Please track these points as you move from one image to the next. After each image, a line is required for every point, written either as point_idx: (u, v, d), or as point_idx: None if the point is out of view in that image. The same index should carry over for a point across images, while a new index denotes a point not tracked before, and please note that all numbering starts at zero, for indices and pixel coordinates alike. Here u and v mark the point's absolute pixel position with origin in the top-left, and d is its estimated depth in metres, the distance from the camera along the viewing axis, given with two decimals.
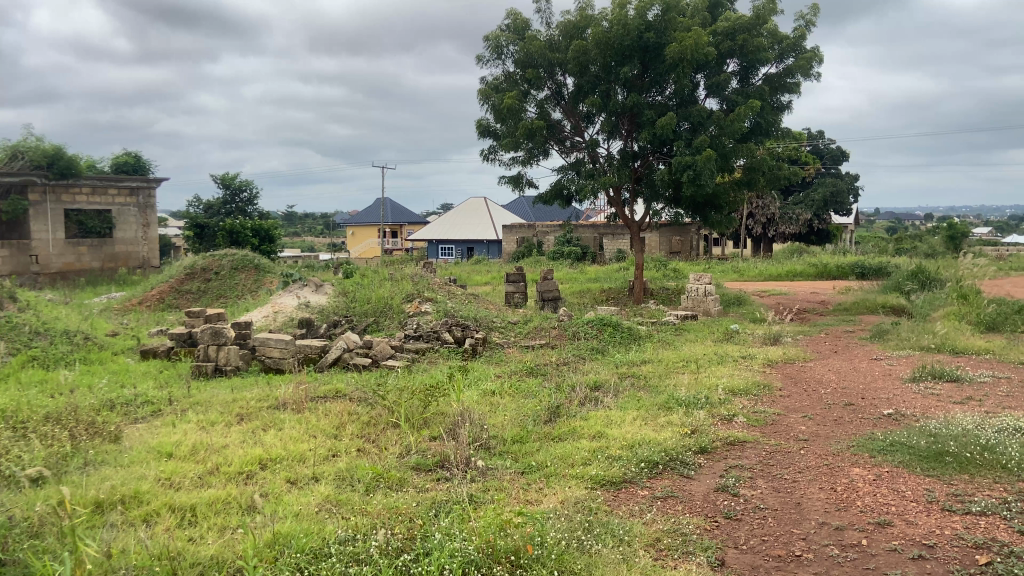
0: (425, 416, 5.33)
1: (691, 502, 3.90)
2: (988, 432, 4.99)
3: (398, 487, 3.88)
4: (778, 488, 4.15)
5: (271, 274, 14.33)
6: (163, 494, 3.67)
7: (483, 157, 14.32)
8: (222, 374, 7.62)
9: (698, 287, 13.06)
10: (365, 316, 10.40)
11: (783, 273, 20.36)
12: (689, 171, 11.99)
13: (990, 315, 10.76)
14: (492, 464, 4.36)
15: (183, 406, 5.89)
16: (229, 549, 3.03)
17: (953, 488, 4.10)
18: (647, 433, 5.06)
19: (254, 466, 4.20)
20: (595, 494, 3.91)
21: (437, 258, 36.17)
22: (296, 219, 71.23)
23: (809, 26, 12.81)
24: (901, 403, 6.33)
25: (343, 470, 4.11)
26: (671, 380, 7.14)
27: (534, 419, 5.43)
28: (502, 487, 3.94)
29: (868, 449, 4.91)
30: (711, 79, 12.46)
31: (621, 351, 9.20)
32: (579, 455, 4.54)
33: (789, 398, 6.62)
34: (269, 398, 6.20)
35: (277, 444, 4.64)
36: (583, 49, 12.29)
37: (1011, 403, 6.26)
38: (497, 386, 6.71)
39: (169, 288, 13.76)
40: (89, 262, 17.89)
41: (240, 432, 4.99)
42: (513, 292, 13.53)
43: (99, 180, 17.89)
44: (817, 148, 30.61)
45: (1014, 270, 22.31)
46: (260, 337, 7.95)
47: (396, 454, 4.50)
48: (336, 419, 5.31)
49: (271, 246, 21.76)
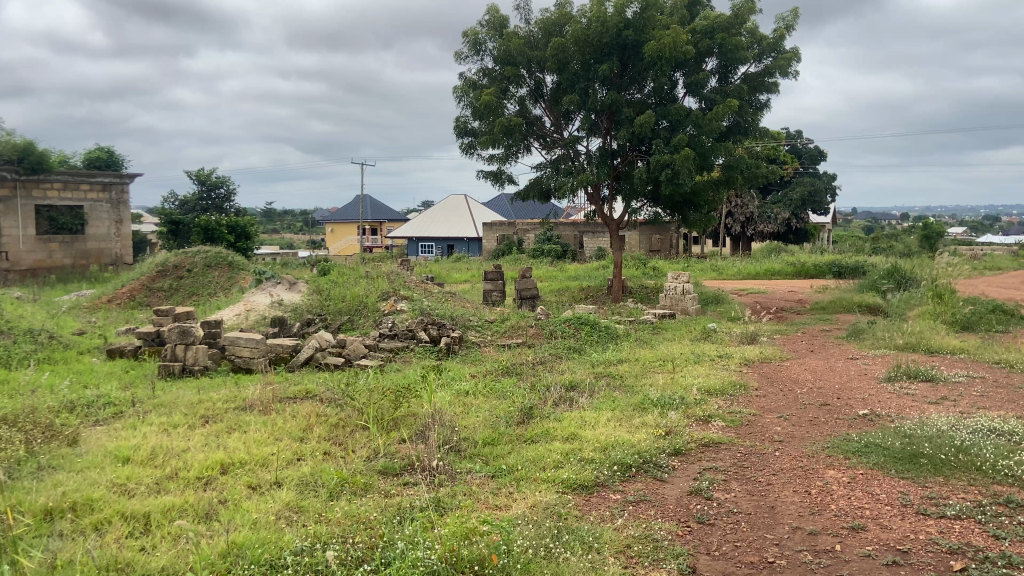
0: (396, 417, 5.22)
1: (663, 506, 3.81)
2: (963, 433, 4.96)
3: (363, 493, 3.76)
4: (751, 491, 4.08)
5: (245, 272, 14.13)
6: (117, 501, 3.53)
7: (462, 153, 14.20)
8: (190, 374, 7.46)
9: (676, 285, 13.03)
10: (340, 314, 10.29)
11: (762, 272, 20.44)
12: (667, 170, 11.95)
13: (965, 315, 10.81)
14: (461, 467, 4.26)
15: (147, 408, 5.73)
16: (181, 559, 2.90)
17: (928, 491, 4.05)
18: (621, 434, 4.99)
19: (215, 471, 4.06)
20: (566, 498, 3.81)
21: (416, 256, 35.97)
22: (275, 216, 70.78)
23: (788, 27, 12.82)
24: (876, 404, 6.31)
25: (307, 475, 3.98)
26: (647, 379, 7.08)
27: (506, 420, 5.33)
28: (471, 492, 3.84)
29: (843, 450, 4.86)
30: (689, 78, 12.42)
31: (598, 350, 9.14)
32: (551, 458, 4.45)
33: (764, 398, 6.57)
34: (236, 399, 6.05)
35: (240, 447, 4.50)
36: (561, 46, 12.20)
37: (985, 404, 6.26)
38: (471, 386, 6.60)
39: (140, 286, 13.51)
40: (60, 259, 17.57)
41: (204, 435, 4.85)
42: (491, 290, 13.41)
43: (71, 175, 17.57)
44: (796, 147, 30.75)
45: (989, 270, 22.51)
46: (230, 336, 7.79)
47: (363, 457, 4.38)
48: (303, 421, 5.17)
49: (247, 244, 21.49)
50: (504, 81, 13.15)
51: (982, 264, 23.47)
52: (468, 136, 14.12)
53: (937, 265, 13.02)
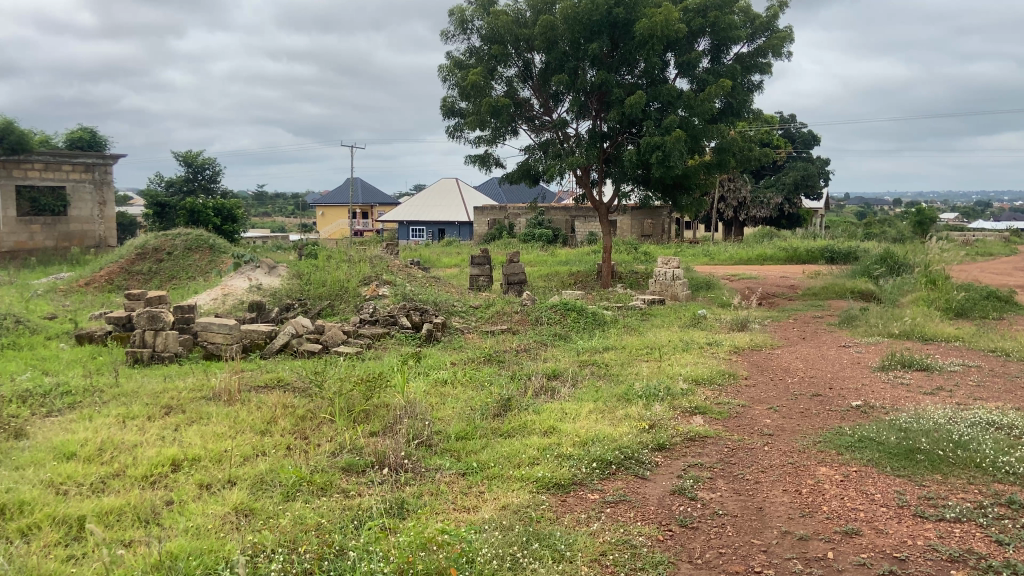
0: (366, 408, 4.96)
1: (644, 507, 3.56)
2: (961, 426, 4.73)
3: (321, 494, 3.47)
4: (738, 490, 3.83)
5: (226, 255, 13.77)
6: (50, 504, 3.25)
7: (448, 134, 13.89)
8: (159, 360, 7.15)
9: (666, 270, 12.78)
10: (320, 299, 10.01)
11: (754, 256, 20.23)
12: (659, 152, 11.63)
13: (959, 301, 10.60)
14: (431, 464, 4.00)
15: (106, 398, 5.45)
16: (109, 570, 2.64)
17: (924, 491, 3.81)
18: (603, 427, 4.74)
19: (166, 468, 3.78)
20: (540, 499, 3.56)
21: (407, 240, 35.61)
22: (266, 199, 70.33)
23: (782, 6, 12.53)
24: (870, 394, 6.07)
25: (263, 473, 3.70)
26: (633, 368, 6.83)
27: (482, 413, 5.06)
28: (438, 492, 3.60)
29: (835, 445, 4.62)
30: (682, 58, 12.07)
31: (584, 337, 8.89)
32: (527, 454, 4.19)
33: (754, 388, 6.34)
34: (203, 388, 5.76)
35: (196, 442, 4.21)
36: (550, 24, 11.87)
37: (983, 395, 6.04)
38: (449, 374, 6.35)
39: (118, 269, 13.15)
40: (41, 241, 17.18)
41: (161, 427, 4.57)
42: (477, 275, 13.13)
43: (52, 155, 17.15)
44: (790, 131, 30.46)
45: (981, 256, 22.32)
46: (202, 322, 7.49)
47: (327, 453, 4.10)
48: (268, 413, 4.89)
49: (233, 227, 21.09)
50: (492, 60, 12.82)
51: (975, 250, 23.31)
52: (454, 118, 13.80)
53: (931, 250, 12.80)
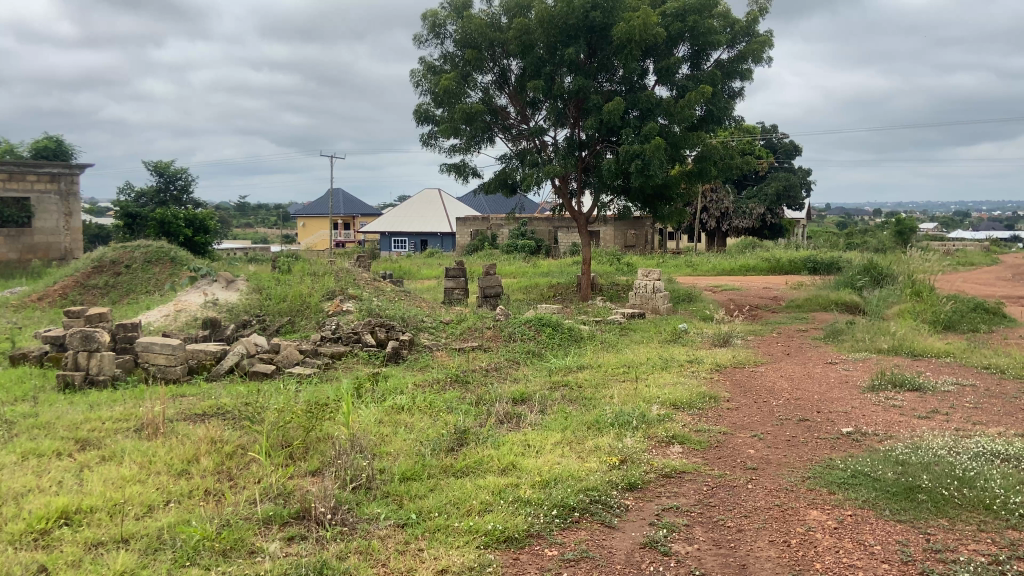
0: (306, 442, 4.43)
1: (610, 566, 3.05)
2: (964, 458, 4.26)
3: (229, 557, 2.94)
4: (719, 541, 3.33)
5: (188, 267, 13.10)
6: None
7: (423, 142, 13.40)
8: (93, 385, 6.54)
9: (646, 282, 12.29)
10: (280, 315, 9.44)
11: (737, 268, 19.80)
12: (637, 161, 11.13)
13: (947, 314, 10.20)
14: (363, 515, 3.45)
15: (20, 431, 4.87)
16: None
17: (930, 541, 3.32)
18: (568, 463, 4.24)
19: (50, 524, 3.22)
20: (488, 559, 3.04)
21: (388, 250, 35.00)
22: (247, 210, 69.58)
23: (763, 11, 12.18)
24: (862, 420, 5.57)
25: (160, 530, 3.15)
26: (607, 391, 6.33)
27: (433, 447, 4.52)
28: (369, 550, 3.08)
29: (828, 482, 4.13)
30: (660, 63, 11.64)
31: (558, 355, 8.39)
32: (478, 499, 3.67)
33: (737, 412, 5.84)
34: (131, 418, 5.19)
35: (98, 487, 3.65)
36: (525, 27, 11.36)
37: (981, 418, 5.59)
38: (406, 400, 5.79)
39: (73, 283, 12.50)
40: (3, 253, 16.48)
41: (63, 469, 4.00)
42: (453, 287, 12.60)
43: (15, 165, 16.49)
44: (771, 142, 30.03)
45: (965, 266, 22.07)
46: (143, 341, 6.85)
47: (247, 500, 3.54)
48: (192, 448, 4.31)
49: (206, 238, 20.33)
50: (466, 66, 12.34)
51: (956, 259, 23.06)
52: (429, 125, 13.31)
53: (916, 261, 12.41)
